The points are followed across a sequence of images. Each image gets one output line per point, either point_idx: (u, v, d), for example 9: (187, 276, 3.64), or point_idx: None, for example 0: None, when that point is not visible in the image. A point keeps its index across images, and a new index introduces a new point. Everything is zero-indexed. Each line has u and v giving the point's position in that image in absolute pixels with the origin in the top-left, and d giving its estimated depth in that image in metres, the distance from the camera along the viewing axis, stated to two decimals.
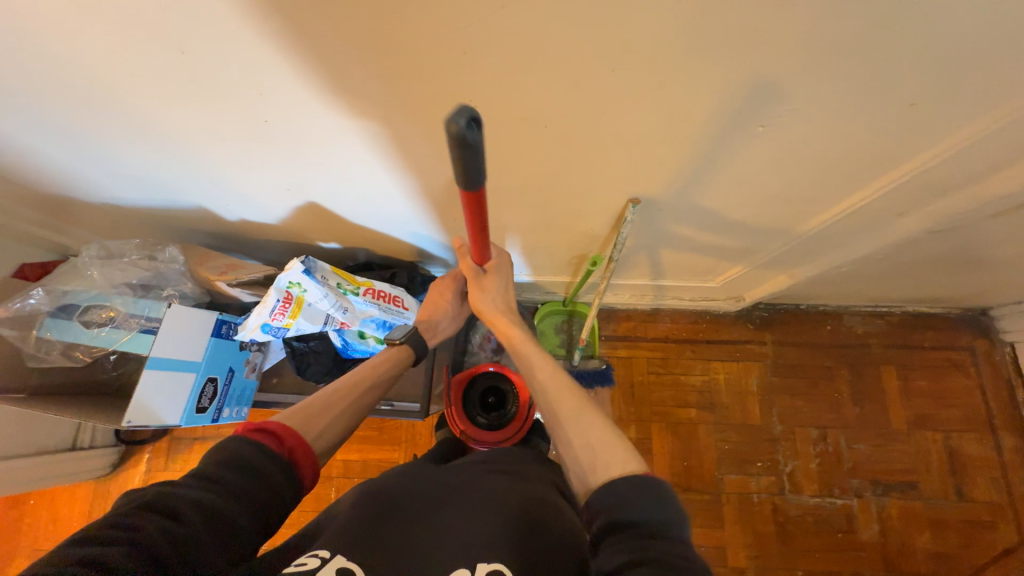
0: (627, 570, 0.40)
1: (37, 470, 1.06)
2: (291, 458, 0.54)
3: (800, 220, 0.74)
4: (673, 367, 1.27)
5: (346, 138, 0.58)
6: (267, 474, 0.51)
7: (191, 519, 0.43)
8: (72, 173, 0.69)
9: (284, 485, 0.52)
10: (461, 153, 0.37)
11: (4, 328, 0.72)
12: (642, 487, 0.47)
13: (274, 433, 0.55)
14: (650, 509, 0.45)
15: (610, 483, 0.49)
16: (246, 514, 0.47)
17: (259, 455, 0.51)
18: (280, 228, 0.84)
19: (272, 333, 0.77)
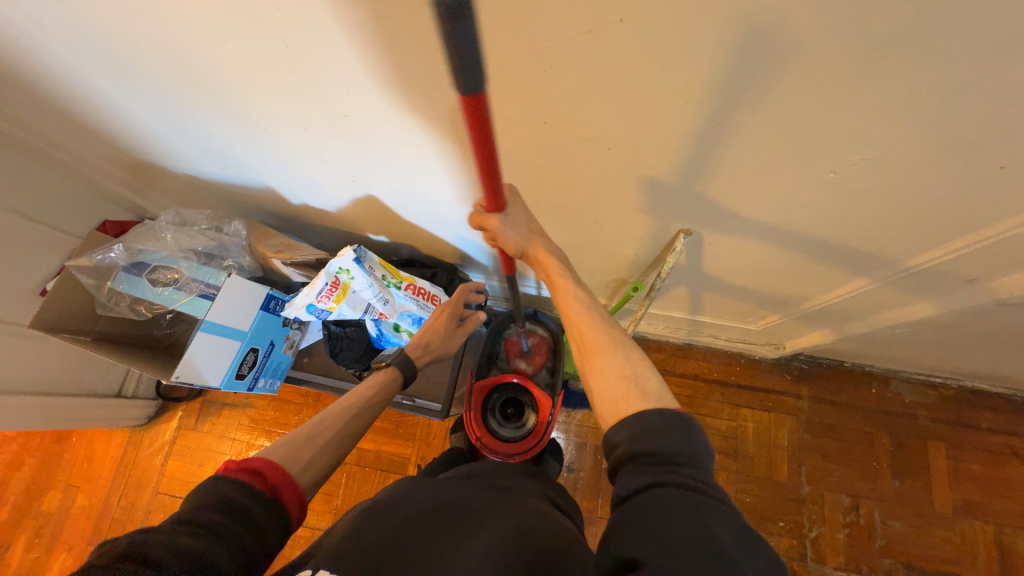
0: (652, 492, 0.39)
1: (85, 411, 1.14)
2: (277, 495, 0.53)
3: (857, 273, 0.71)
4: (699, 407, 1.23)
5: (414, 140, 0.61)
6: (249, 513, 0.49)
7: (173, 564, 0.40)
8: (166, 144, 0.76)
9: (270, 527, 0.50)
10: (448, 32, 0.28)
11: (84, 275, 0.78)
12: (671, 421, 0.44)
13: (259, 471, 0.54)
14: (676, 439, 0.43)
15: (637, 417, 0.45)
16: (230, 559, 0.44)
17: (241, 493, 0.50)
18: (337, 216, 0.88)
19: (315, 314, 0.81)
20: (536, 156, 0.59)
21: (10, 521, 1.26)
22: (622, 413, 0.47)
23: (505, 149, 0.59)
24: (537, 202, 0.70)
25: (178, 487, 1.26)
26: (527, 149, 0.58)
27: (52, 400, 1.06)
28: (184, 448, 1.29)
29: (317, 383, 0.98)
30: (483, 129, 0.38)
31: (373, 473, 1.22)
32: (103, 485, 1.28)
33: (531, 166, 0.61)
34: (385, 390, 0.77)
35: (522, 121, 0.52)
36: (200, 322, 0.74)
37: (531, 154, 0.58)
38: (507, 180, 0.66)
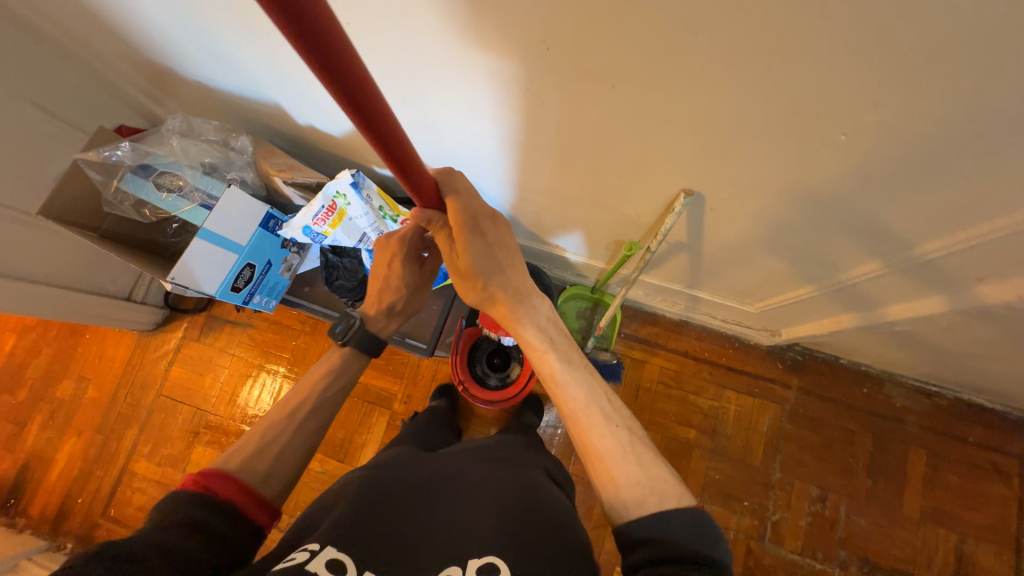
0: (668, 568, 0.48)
1: (96, 311, 1.19)
2: (238, 511, 0.53)
3: (862, 260, 0.68)
4: (684, 383, 1.23)
5: (413, 62, 0.58)
6: (215, 533, 0.49)
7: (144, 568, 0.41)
8: (173, 47, 0.74)
9: (237, 538, 0.50)
10: None
11: (92, 171, 0.79)
12: (695, 527, 0.52)
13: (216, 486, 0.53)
14: (697, 543, 0.51)
15: (658, 514, 0.54)
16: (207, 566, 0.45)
17: (203, 512, 0.49)
18: (341, 142, 0.87)
19: (311, 237, 0.82)
20: (538, 92, 0.55)
21: (27, 403, 1.36)
22: None
23: (507, 84, 0.56)
24: (539, 148, 0.68)
25: (180, 392, 1.34)
26: (530, 83, 0.54)
27: (66, 296, 1.11)
28: (187, 357, 1.36)
29: (311, 307, 1.01)
30: None
31: (360, 404, 1.28)
32: (112, 380, 1.36)
33: (534, 105, 0.58)
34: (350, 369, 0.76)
35: (523, 50, 0.49)
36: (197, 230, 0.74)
37: (533, 91, 0.55)
38: (509, 119, 0.63)
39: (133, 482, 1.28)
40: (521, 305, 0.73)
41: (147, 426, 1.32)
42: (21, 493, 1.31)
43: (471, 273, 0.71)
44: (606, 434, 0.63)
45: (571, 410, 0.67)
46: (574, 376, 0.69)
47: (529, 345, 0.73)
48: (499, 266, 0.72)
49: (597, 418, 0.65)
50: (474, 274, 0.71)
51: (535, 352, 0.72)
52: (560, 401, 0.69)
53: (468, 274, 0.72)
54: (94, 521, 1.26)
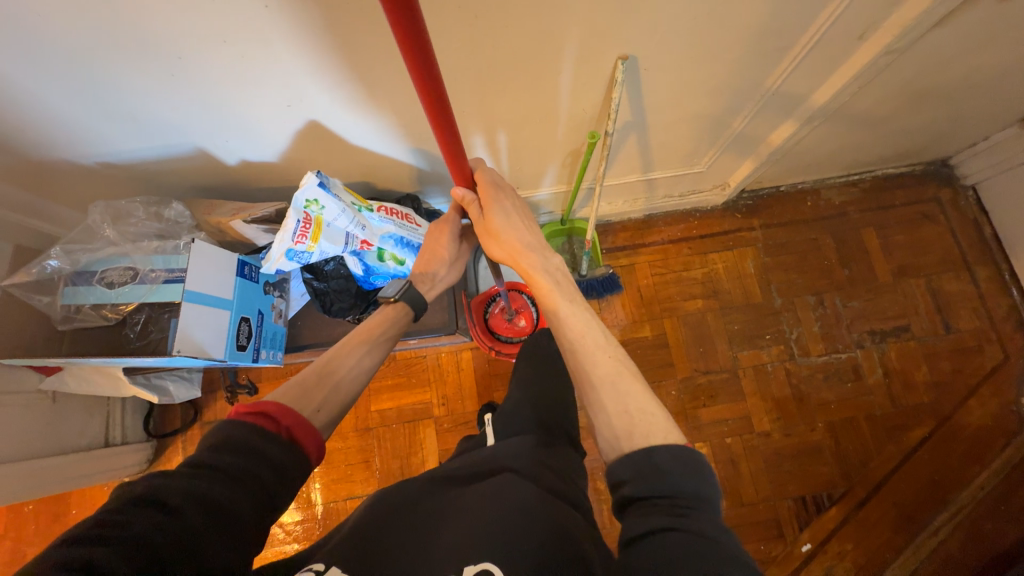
0: (664, 531, 0.48)
1: (78, 469, 1.05)
2: (291, 435, 0.58)
3: (771, 67, 0.79)
4: (674, 266, 1.33)
5: (339, 29, 0.59)
6: (269, 455, 0.54)
7: (186, 511, 0.45)
8: (66, 126, 0.68)
9: (288, 462, 0.55)
10: None
11: (33, 294, 0.74)
12: (679, 460, 0.54)
13: (271, 414, 0.58)
14: (686, 483, 0.53)
15: (649, 449, 0.56)
16: (252, 496, 0.50)
17: (254, 435, 0.54)
18: (281, 166, 0.85)
19: (296, 261, 0.79)
20: (466, 7, 0.58)
21: None
22: None
23: (436, 9, 0.58)
24: (481, 75, 0.71)
25: None
26: (457, 1, 0.57)
27: (36, 465, 0.97)
28: None
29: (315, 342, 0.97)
30: None
31: (401, 427, 1.24)
32: None
33: (468, 24, 0.61)
34: (398, 327, 0.78)
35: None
36: (180, 295, 0.70)
37: (463, 7, 0.58)
38: (445, 53, 0.66)
39: None
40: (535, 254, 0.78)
41: None
42: None
43: (494, 231, 0.78)
44: (600, 360, 0.68)
45: (570, 339, 0.71)
46: (576, 311, 0.73)
47: (536, 286, 0.77)
48: (514, 225, 0.78)
49: (591, 346, 0.69)
50: (497, 232, 0.78)
51: (538, 288, 0.76)
52: (559, 331, 0.73)
53: (490, 232, 0.79)
54: None
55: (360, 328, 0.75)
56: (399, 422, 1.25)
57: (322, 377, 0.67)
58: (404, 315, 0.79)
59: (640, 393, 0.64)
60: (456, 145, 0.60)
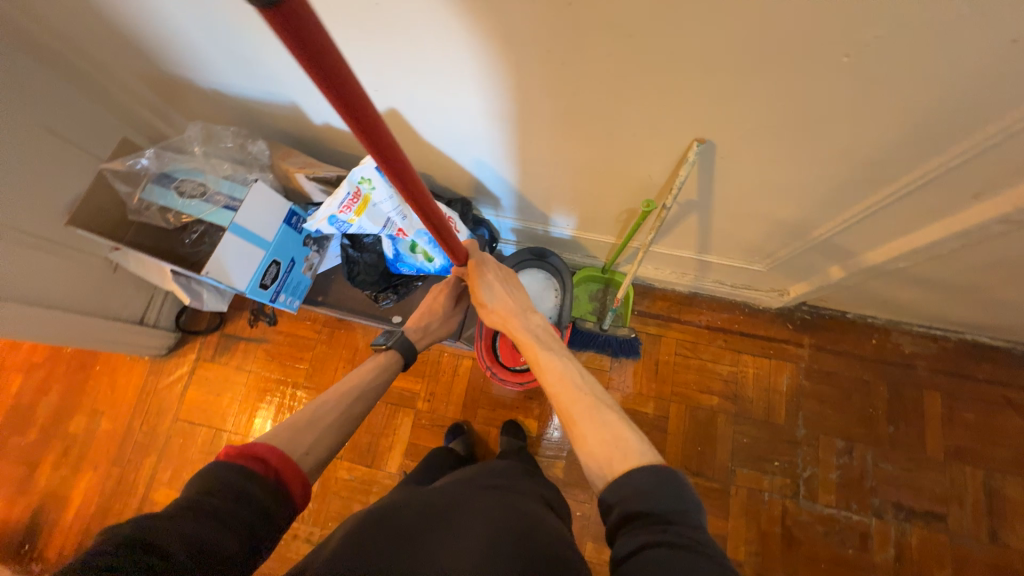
0: (647, 549, 0.47)
1: (111, 334, 1.19)
2: (279, 479, 0.58)
3: (866, 193, 0.72)
4: (701, 353, 1.26)
5: (435, 40, 0.62)
6: (257, 497, 0.53)
7: (184, 549, 0.44)
8: (192, 55, 0.78)
9: (274, 507, 0.55)
10: None
11: (119, 182, 0.85)
12: (657, 479, 0.53)
13: (262, 455, 0.58)
14: (666, 499, 0.51)
15: (629, 473, 0.56)
16: (238, 540, 0.49)
17: (243, 478, 0.54)
18: (357, 138, 0.91)
19: (336, 227, 0.84)
20: (555, 51, 0.59)
21: (39, 440, 1.35)
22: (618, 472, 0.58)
23: (519, 43, 0.60)
24: (548, 114, 0.72)
25: (199, 415, 1.34)
26: (547, 43, 0.58)
27: (83, 320, 1.11)
28: (203, 378, 1.37)
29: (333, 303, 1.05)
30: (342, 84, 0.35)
31: (383, 406, 1.28)
32: (127, 409, 1.36)
33: (553, 67, 0.62)
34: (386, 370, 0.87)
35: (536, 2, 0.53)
36: (227, 224, 0.78)
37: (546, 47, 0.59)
38: (526, 86, 0.67)
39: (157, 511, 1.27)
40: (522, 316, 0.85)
41: (166, 450, 1.32)
42: (36, 536, 1.28)
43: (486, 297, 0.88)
44: (582, 398, 0.71)
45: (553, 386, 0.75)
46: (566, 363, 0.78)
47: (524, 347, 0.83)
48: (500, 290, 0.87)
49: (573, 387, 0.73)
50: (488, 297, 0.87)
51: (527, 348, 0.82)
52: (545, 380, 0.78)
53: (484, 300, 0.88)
54: None
55: (354, 375, 0.81)
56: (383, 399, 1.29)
57: (311, 423, 0.69)
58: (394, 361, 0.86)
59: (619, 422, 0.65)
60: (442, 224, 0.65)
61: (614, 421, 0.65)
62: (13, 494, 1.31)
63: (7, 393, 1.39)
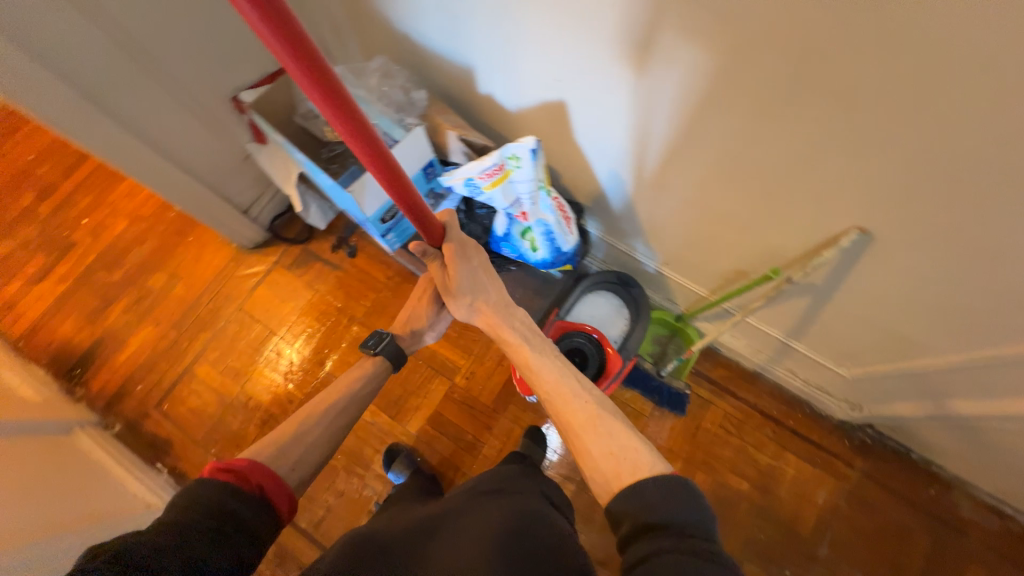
0: (657, 552, 0.50)
1: (219, 213, 1.30)
2: (259, 492, 0.67)
3: (1008, 338, 0.69)
4: (745, 435, 1.22)
5: (639, 58, 0.66)
6: (239, 510, 0.63)
7: (172, 559, 0.52)
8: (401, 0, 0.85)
9: (256, 520, 0.64)
10: None
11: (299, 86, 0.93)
12: (664, 488, 0.57)
13: (244, 473, 0.68)
14: (675, 508, 0.55)
15: (636, 485, 0.59)
16: (223, 548, 0.57)
17: (228, 494, 0.63)
18: (510, 117, 0.95)
19: (467, 190, 0.87)
20: (754, 101, 0.62)
21: (120, 283, 1.47)
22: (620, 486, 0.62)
23: (714, 78, 0.62)
24: (704, 149, 0.74)
25: (259, 312, 1.42)
26: (752, 90, 0.61)
27: (204, 193, 1.23)
28: (274, 281, 1.45)
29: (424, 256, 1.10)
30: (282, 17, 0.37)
31: (423, 367, 1.33)
32: (200, 283, 1.46)
33: (737, 115, 0.65)
34: (376, 374, 1.02)
35: (755, 45, 0.55)
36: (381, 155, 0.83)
37: (738, 88, 0.62)
38: (703, 125, 0.70)
39: (194, 383, 1.36)
40: (503, 313, 0.90)
41: (221, 333, 1.40)
42: (88, 365, 1.39)
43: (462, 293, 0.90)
44: (583, 405, 0.75)
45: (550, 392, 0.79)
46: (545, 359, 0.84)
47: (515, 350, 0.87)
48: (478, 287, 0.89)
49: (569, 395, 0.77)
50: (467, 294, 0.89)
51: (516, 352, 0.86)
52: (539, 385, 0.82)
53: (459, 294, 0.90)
54: (147, 409, 1.34)
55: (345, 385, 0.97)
56: (425, 360, 1.33)
57: (297, 437, 0.83)
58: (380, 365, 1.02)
59: (620, 430, 0.70)
60: (415, 198, 0.65)
61: (621, 433, 0.69)
62: (83, 321, 1.44)
63: (109, 233, 1.52)
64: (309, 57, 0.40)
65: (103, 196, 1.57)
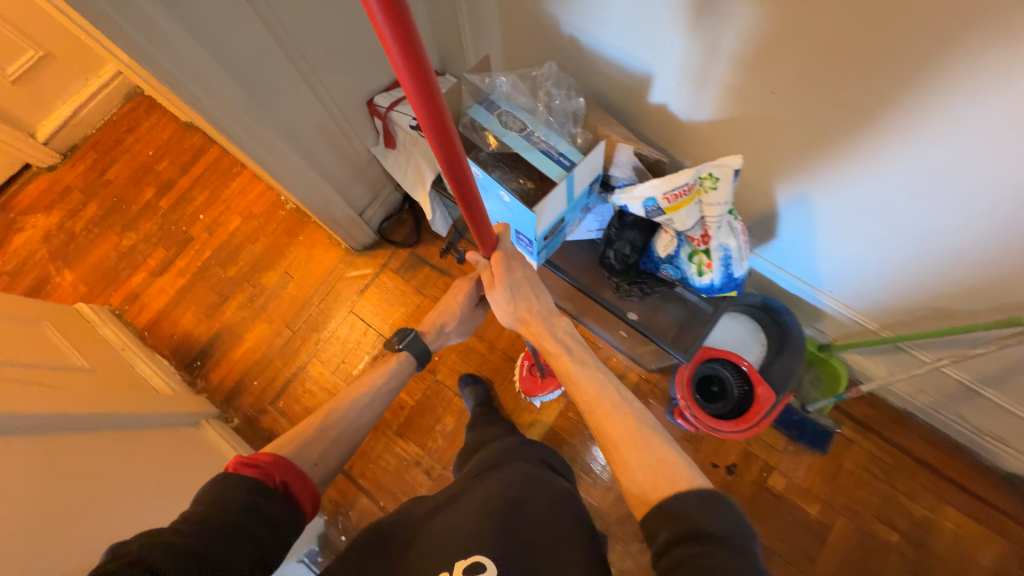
0: (699, 564, 0.46)
1: (340, 215, 1.31)
2: (286, 488, 0.66)
3: None
4: (893, 480, 1.12)
5: (902, 78, 0.61)
6: (263, 504, 0.61)
7: (189, 551, 0.51)
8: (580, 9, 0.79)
9: (279, 517, 0.62)
10: None
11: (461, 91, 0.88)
12: (705, 502, 0.52)
13: (270, 470, 0.67)
14: (715, 522, 0.50)
15: (673, 498, 0.55)
16: (245, 546, 0.56)
17: (255, 487, 0.62)
18: (681, 129, 0.88)
19: (644, 212, 0.81)
20: None
21: (236, 279, 1.51)
22: (653, 497, 0.57)
23: (988, 95, 0.57)
24: (927, 158, 0.68)
25: (369, 315, 1.42)
26: None
27: (331, 196, 1.24)
28: (383, 285, 1.45)
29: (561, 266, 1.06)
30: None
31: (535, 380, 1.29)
32: (310, 283, 1.47)
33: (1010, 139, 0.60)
34: (403, 371, 0.98)
35: None
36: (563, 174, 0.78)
37: (1014, 85, 0.55)
38: (958, 149, 0.64)
39: (307, 382, 1.37)
40: (545, 322, 0.84)
41: (332, 335, 1.42)
42: (207, 358, 1.43)
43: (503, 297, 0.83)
44: (620, 416, 0.69)
45: (587, 400, 0.73)
46: (585, 368, 0.77)
47: (553, 355, 0.81)
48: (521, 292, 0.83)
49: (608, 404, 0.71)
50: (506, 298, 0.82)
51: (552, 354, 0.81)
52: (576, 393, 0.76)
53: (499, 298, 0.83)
54: (264, 405, 1.37)
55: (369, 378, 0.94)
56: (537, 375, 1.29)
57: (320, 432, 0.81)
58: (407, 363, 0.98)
59: (661, 444, 0.64)
60: (480, 209, 0.62)
61: (657, 446, 0.63)
62: (202, 315, 1.48)
63: (224, 229, 1.56)
64: (413, 44, 0.38)
65: (218, 193, 1.61)
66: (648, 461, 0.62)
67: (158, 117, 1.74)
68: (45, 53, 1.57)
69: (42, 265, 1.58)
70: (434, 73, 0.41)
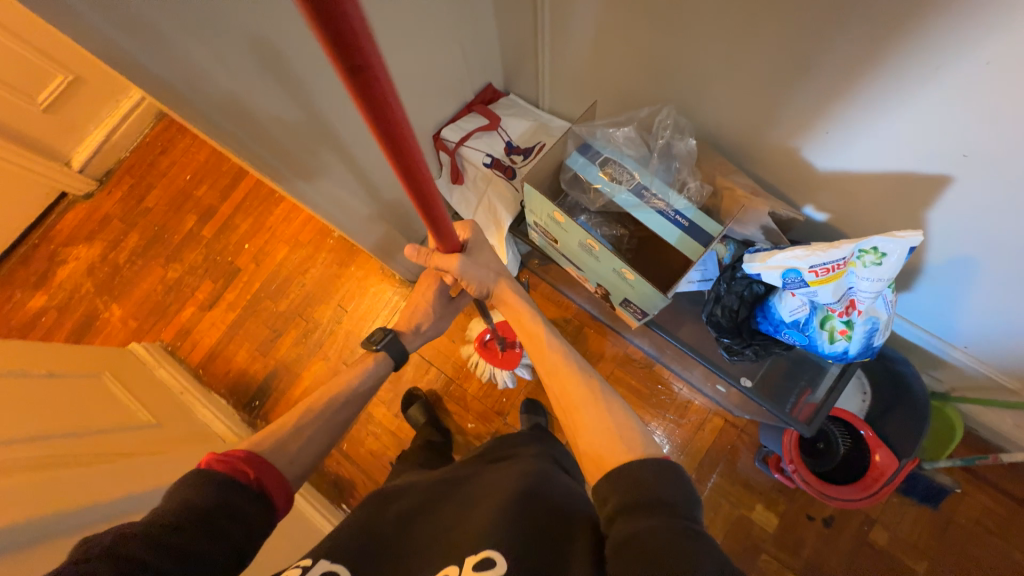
0: (650, 531, 0.40)
1: (402, 256, 1.21)
2: (260, 484, 0.58)
3: None
4: (1007, 534, 1.04)
5: None
6: (235, 503, 0.54)
7: (148, 559, 0.44)
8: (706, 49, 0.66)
9: (255, 510, 0.55)
10: None
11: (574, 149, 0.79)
12: (657, 468, 0.47)
13: (239, 466, 0.58)
14: (668, 490, 0.44)
15: (627, 466, 0.48)
16: (220, 549, 0.50)
17: (227, 486, 0.54)
18: (814, 176, 0.75)
19: (781, 282, 0.71)
20: None
21: (287, 313, 1.44)
22: (609, 462, 0.51)
23: None
24: None
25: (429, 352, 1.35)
26: None
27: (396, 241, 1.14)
28: None
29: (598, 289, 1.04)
30: (369, 92, 0.37)
31: None
32: (366, 318, 1.40)
33: None
34: (378, 373, 0.88)
35: None
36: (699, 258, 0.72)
37: None
38: None
39: (371, 425, 1.30)
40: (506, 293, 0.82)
41: (390, 373, 1.34)
42: (266, 398, 1.39)
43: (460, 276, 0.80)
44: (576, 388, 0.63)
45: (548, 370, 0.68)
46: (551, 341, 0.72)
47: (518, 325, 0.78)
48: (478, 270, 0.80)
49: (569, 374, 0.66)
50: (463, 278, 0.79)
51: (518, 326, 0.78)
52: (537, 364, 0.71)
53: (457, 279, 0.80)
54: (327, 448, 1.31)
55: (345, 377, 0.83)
56: None
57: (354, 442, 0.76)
58: (385, 363, 0.90)
59: (615, 408, 0.60)
60: (444, 227, 0.66)
61: (612, 413, 0.58)
62: (257, 353, 1.43)
63: (271, 260, 1.49)
64: (391, 122, 0.41)
65: (261, 220, 1.53)
66: (609, 430, 0.56)
67: (191, 138, 1.65)
68: (74, 77, 1.47)
69: (89, 301, 1.53)
70: (410, 137, 0.45)
